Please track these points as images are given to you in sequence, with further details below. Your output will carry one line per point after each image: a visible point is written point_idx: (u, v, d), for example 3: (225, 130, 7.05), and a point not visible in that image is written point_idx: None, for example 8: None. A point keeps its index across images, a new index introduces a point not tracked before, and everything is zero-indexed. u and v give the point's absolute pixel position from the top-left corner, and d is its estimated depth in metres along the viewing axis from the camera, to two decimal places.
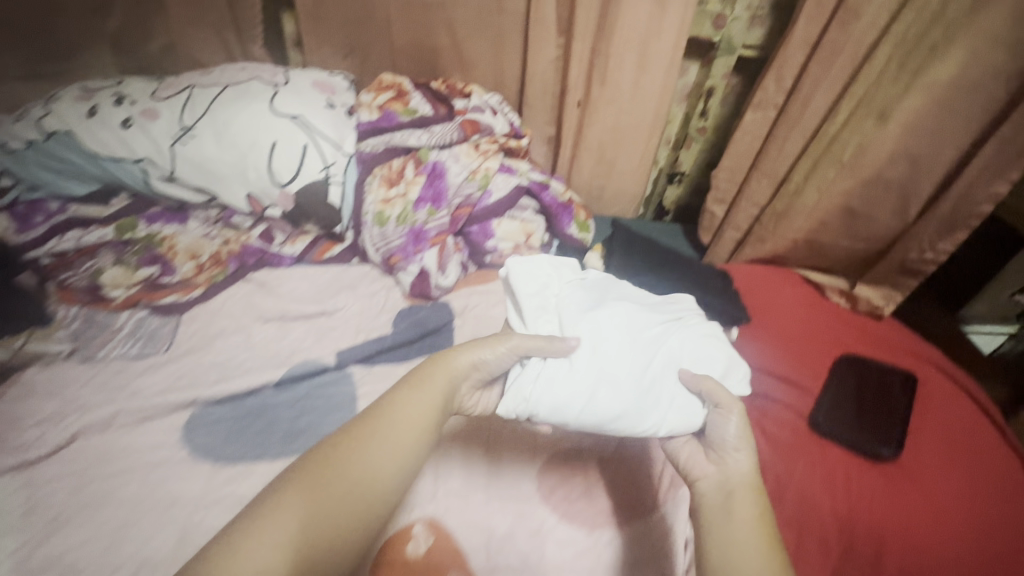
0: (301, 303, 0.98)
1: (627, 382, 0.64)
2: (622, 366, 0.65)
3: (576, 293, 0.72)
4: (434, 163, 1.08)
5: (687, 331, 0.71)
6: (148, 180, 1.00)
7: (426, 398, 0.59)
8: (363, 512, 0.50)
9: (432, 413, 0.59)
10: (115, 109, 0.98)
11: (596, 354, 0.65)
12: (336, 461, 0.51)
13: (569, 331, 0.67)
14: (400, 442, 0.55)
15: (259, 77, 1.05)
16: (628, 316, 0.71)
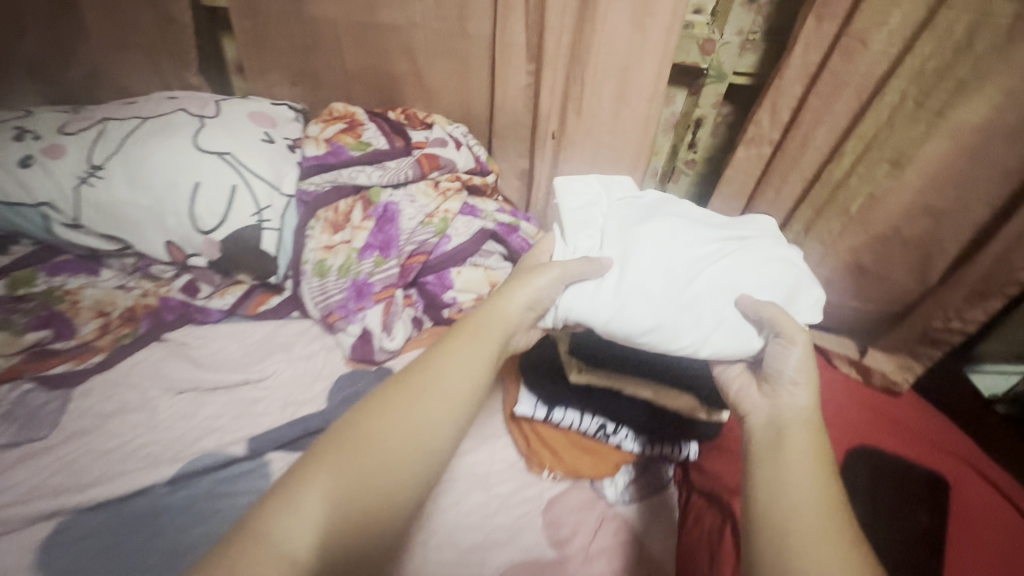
0: (223, 370, 0.84)
1: (662, 295, 0.59)
2: (661, 280, 0.60)
3: (625, 208, 0.69)
4: (385, 206, 0.97)
5: (750, 252, 0.63)
6: (51, 226, 0.87)
7: (477, 348, 0.55)
8: (417, 466, 0.45)
9: (484, 362, 0.54)
10: (13, 145, 0.86)
11: (635, 267, 0.60)
12: (384, 423, 0.46)
13: (610, 246, 0.63)
14: (452, 393, 0.50)
15: (185, 109, 0.93)
16: (678, 231, 0.65)
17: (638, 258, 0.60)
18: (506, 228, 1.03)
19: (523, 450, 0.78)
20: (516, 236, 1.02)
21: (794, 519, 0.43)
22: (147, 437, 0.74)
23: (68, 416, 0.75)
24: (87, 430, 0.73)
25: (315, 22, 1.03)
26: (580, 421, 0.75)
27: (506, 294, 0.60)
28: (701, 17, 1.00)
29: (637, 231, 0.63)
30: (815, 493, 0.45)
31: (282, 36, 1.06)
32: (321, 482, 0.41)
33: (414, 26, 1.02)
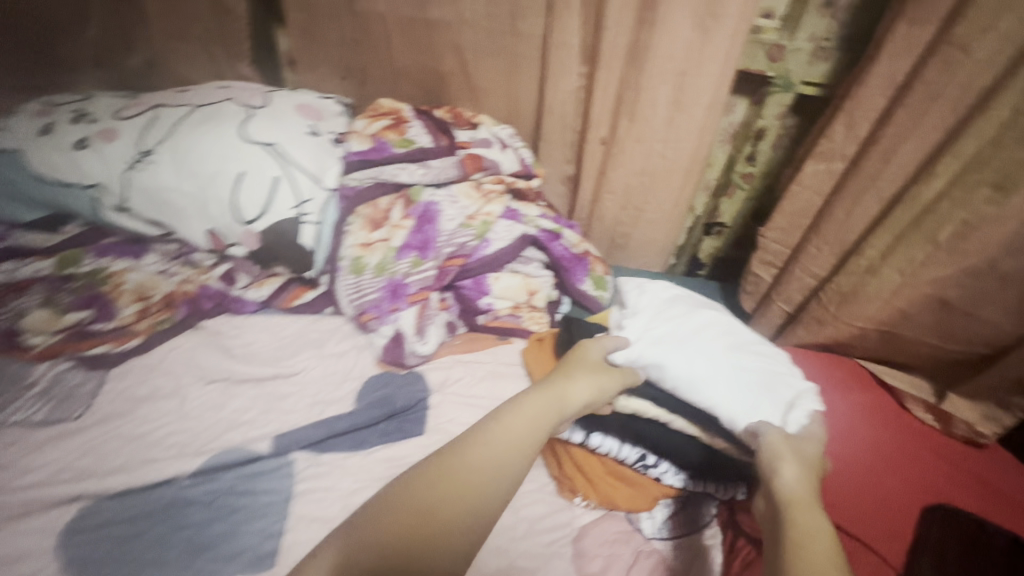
0: (255, 363, 0.83)
1: (705, 379, 0.67)
2: (705, 369, 0.68)
3: (682, 307, 0.77)
4: (425, 205, 0.94)
5: (771, 360, 0.71)
6: (99, 208, 0.88)
7: (542, 406, 0.63)
8: (469, 510, 0.53)
9: (545, 423, 0.62)
10: (71, 127, 0.88)
11: (684, 354, 0.70)
12: (465, 456, 0.56)
13: (663, 334, 0.73)
14: (511, 449, 0.58)
15: (234, 99, 0.93)
16: (720, 331, 0.74)
17: (687, 352, 0.70)
18: (548, 235, 1.00)
19: (556, 473, 0.73)
20: (557, 244, 1.00)
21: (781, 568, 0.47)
22: (174, 426, 0.72)
23: (100, 398, 0.74)
24: (116, 414, 0.73)
25: (369, 16, 1.01)
26: (619, 450, 0.71)
27: (577, 366, 0.70)
28: (770, 21, 0.95)
29: (689, 328, 0.74)
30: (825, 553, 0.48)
31: (334, 29, 1.04)
32: (391, 510, 0.51)
33: (466, 24, 0.99)
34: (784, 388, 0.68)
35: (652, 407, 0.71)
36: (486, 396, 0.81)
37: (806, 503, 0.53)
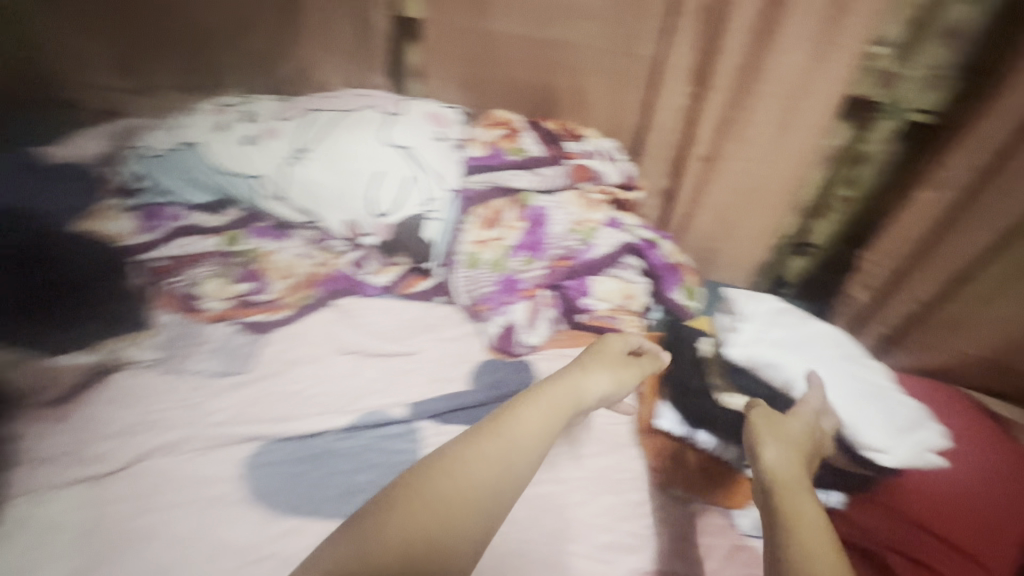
0: (381, 340, 0.94)
1: (813, 383, 0.83)
2: (811, 375, 0.83)
3: (786, 320, 0.91)
4: (536, 209, 1.02)
5: (866, 371, 0.86)
6: (257, 196, 1.00)
7: (558, 400, 0.72)
8: (484, 503, 0.59)
9: (559, 415, 0.71)
10: (242, 126, 1.02)
11: (794, 362, 0.85)
12: (476, 452, 0.62)
13: (773, 343, 0.88)
14: (524, 445, 0.65)
15: (375, 106, 1.05)
16: (821, 343, 0.88)
17: (794, 360, 0.85)
18: (647, 244, 1.05)
19: (655, 467, 0.78)
20: (654, 253, 1.05)
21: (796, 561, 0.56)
22: (318, 389, 0.83)
23: (260, 356, 0.87)
24: (272, 375, 0.84)
25: (495, 37, 1.10)
26: (721, 448, 0.79)
27: (597, 359, 0.81)
28: (883, 50, 0.90)
29: (792, 340, 0.88)
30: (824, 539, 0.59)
31: (461, 47, 1.14)
32: (410, 501, 0.56)
33: (582, 45, 1.07)
34: (877, 394, 0.83)
35: None
36: None
37: (794, 486, 0.65)
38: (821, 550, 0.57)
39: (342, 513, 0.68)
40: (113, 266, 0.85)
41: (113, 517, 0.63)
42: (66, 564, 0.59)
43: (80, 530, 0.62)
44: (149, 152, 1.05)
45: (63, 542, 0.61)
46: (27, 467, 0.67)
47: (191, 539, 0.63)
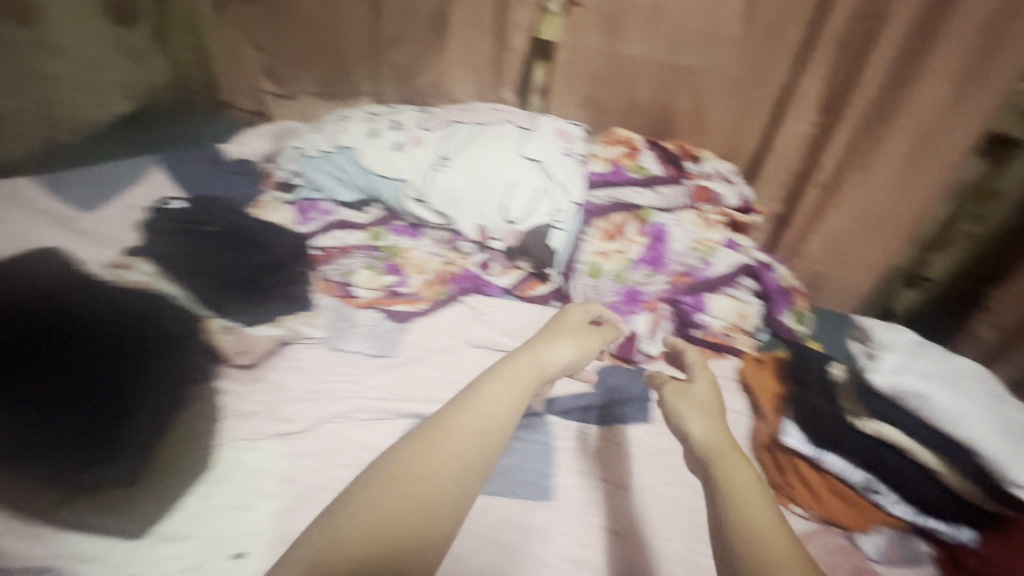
0: (507, 337, 1.01)
1: (968, 419, 0.77)
2: (966, 411, 0.78)
3: (932, 358, 0.88)
4: (657, 226, 1.07)
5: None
6: (402, 198, 1.11)
7: (522, 375, 0.76)
8: (457, 478, 0.61)
9: (526, 386, 0.75)
10: (392, 134, 1.13)
11: (945, 395, 0.80)
12: (448, 433, 0.64)
13: (921, 374, 0.84)
14: (487, 424, 0.67)
15: (510, 121, 1.13)
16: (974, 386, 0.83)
17: (946, 393, 0.80)
18: (762, 266, 1.08)
19: (774, 480, 0.80)
20: (769, 275, 1.08)
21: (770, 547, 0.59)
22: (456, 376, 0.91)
23: (406, 340, 0.96)
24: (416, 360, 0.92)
25: (624, 58, 1.15)
26: (850, 472, 0.77)
27: (561, 333, 0.87)
28: None
29: (942, 377, 0.84)
30: (780, 528, 0.62)
31: (589, 67, 1.19)
32: (392, 485, 0.58)
33: (712, 70, 1.11)
34: None
35: (898, 435, 0.78)
36: None
37: (726, 450, 0.74)
38: (758, 506, 0.64)
39: (491, 492, 0.74)
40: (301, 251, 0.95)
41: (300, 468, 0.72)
42: (270, 504, 0.68)
43: (278, 477, 0.71)
44: (307, 152, 1.18)
45: (260, 488, 0.69)
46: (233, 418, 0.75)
47: None
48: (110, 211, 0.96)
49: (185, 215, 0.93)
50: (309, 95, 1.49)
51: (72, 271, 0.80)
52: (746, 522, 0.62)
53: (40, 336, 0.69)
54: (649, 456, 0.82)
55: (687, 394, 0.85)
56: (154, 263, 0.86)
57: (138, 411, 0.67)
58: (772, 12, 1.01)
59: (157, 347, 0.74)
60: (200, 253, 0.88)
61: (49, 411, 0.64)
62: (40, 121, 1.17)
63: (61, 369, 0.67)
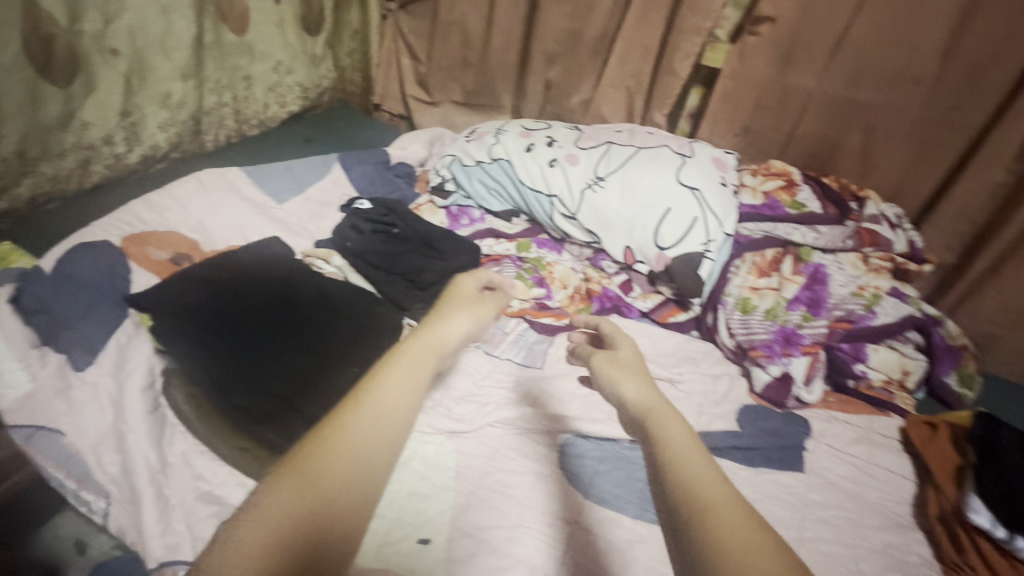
0: (651, 363, 1.01)
1: None
2: None
3: None
4: (816, 266, 1.02)
5: None
6: (553, 213, 1.14)
7: (418, 352, 0.51)
8: (354, 505, 0.40)
9: (428, 368, 0.50)
10: (546, 149, 1.17)
11: None
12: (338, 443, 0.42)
13: None
14: (388, 418, 0.45)
15: (668, 146, 1.13)
16: None
17: None
18: (931, 320, 1.02)
19: (951, 559, 0.75)
20: (937, 332, 1.01)
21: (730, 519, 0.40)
22: None
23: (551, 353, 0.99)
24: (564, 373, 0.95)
25: (791, 89, 1.12)
26: None
27: (449, 305, 0.60)
28: None
29: None
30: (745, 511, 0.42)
31: (751, 96, 1.16)
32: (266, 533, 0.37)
33: (892, 107, 1.06)
34: None
35: None
36: (862, 457, 0.88)
37: (659, 404, 0.52)
38: (692, 453, 0.46)
39: (649, 520, 0.73)
40: (476, 253, 0.96)
41: (468, 464, 0.76)
42: (448, 497, 0.72)
43: (451, 472, 0.75)
44: (461, 160, 1.24)
45: (437, 479, 0.74)
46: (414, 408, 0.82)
47: (530, 504, 0.72)
48: (297, 204, 1.08)
49: (372, 216, 1.00)
50: (452, 103, 1.58)
51: (293, 262, 0.86)
52: (680, 472, 0.44)
53: (280, 325, 0.76)
54: (802, 506, 0.80)
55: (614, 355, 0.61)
56: (346, 257, 0.95)
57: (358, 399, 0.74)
58: (975, 51, 0.95)
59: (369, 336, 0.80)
60: (385, 251, 0.94)
61: (297, 392, 0.71)
62: (234, 115, 1.32)
63: (290, 359, 0.73)
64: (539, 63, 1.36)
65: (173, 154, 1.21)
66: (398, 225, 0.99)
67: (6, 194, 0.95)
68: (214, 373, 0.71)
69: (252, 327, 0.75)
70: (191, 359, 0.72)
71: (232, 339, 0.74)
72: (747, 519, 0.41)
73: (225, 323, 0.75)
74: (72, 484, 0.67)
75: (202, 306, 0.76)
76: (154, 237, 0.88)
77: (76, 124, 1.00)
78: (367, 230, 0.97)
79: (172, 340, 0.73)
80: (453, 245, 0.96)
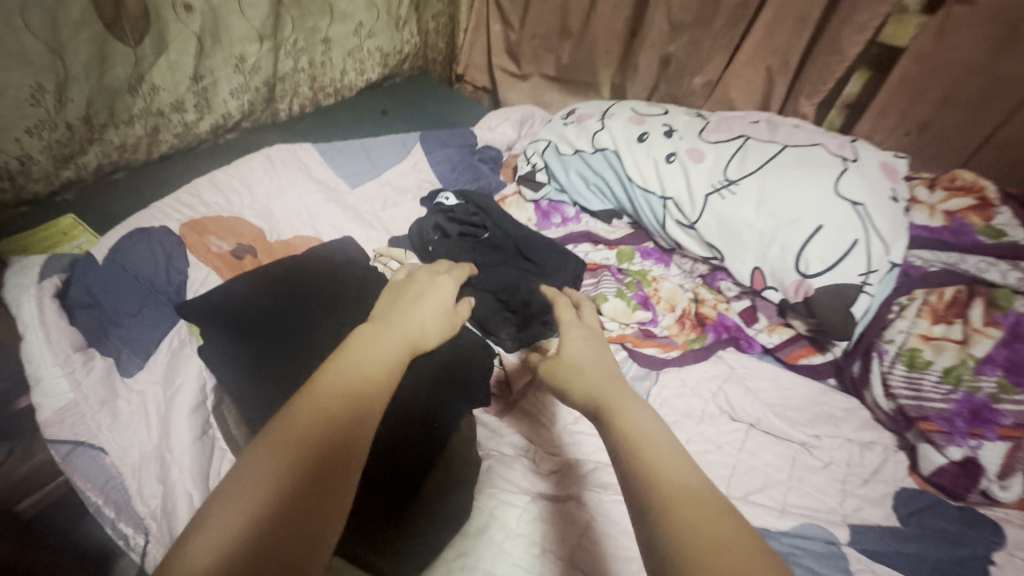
0: (780, 419, 0.82)
1: None
2: None
3: None
4: (1020, 317, 0.76)
5: None
6: (665, 219, 0.95)
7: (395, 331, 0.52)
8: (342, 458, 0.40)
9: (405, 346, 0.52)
10: (664, 140, 0.97)
11: None
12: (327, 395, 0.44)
13: None
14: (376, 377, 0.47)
15: (824, 145, 0.90)
16: None
17: None
18: None
19: None
20: None
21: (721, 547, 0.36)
22: (715, 457, 0.76)
23: (653, 391, 0.83)
24: (669, 422, 0.80)
25: (1004, 80, 0.85)
26: None
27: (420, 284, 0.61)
28: None
29: None
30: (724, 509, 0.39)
31: (940, 86, 0.90)
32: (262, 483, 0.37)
33: None
34: None
35: None
36: None
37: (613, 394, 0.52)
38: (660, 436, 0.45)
39: None
40: (576, 277, 0.85)
41: (556, 542, 0.60)
42: None
43: (534, 549, 0.59)
44: (558, 147, 1.06)
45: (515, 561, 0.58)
46: (493, 458, 0.68)
47: None
48: (372, 189, 0.95)
49: (458, 215, 0.88)
50: (543, 78, 1.40)
51: (366, 273, 0.74)
52: (647, 458, 0.43)
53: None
54: None
55: (581, 333, 0.63)
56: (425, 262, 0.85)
57: (436, 462, 0.61)
58: None
59: (457, 379, 0.66)
60: (473, 260, 0.83)
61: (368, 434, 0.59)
62: (309, 81, 1.20)
63: None
64: (657, 33, 1.14)
65: (243, 123, 1.12)
66: (487, 229, 0.88)
67: (72, 163, 0.88)
68: (268, 411, 0.59)
69: (313, 356, 0.62)
70: (246, 391, 0.60)
71: (289, 370, 0.61)
72: (702, 514, 0.38)
73: (283, 348, 0.62)
74: (110, 512, 0.59)
75: (258, 325, 0.64)
76: (215, 223, 0.78)
77: (146, 88, 0.91)
78: (452, 232, 0.86)
79: (224, 367, 0.62)
80: (552, 262, 0.85)
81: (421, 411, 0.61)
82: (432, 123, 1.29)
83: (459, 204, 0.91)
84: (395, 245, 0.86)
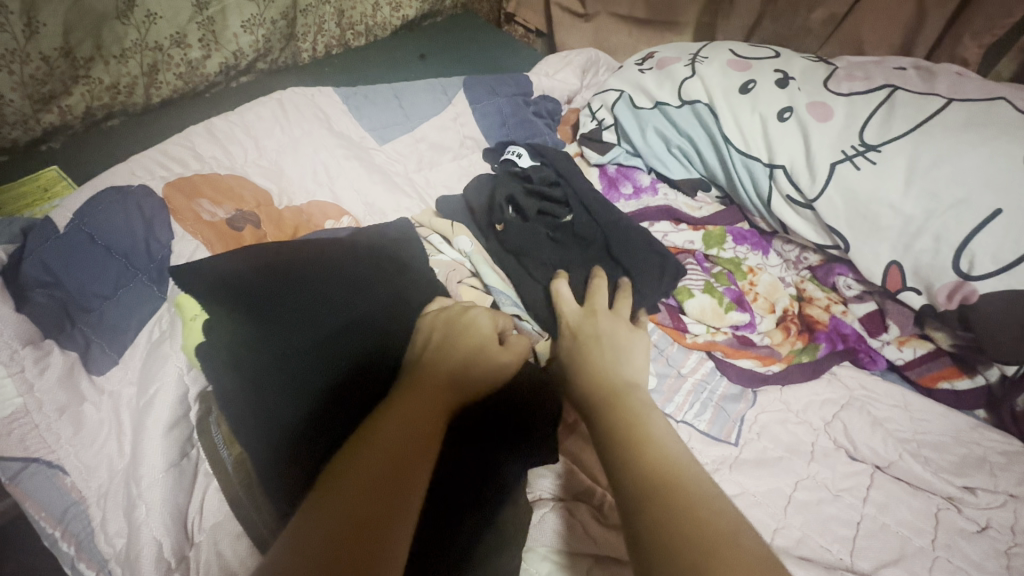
0: (919, 462, 0.63)
1: None
2: None
3: None
4: None
5: None
6: (771, 193, 0.74)
7: (456, 343, 0.47)
8: (410, 461, 0.37)
9: (462, 361, 0.46)
10: (774, 91, 0.75)
11: None
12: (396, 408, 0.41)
13: None
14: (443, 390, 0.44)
15: (1007, 99, 0.66)
16: None
17: None
18: None
19: None
20: None
21: (665, 474, 0.38)
22: (833, 511, 0.58)
23: (748, 417, 0.66)
24: (771, 458, 0.62)
25: None
26: None
27: (454, 318, 0.50)
28: None
29: None
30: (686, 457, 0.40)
31: None
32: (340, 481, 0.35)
33: None
34: None
35: None
36: None
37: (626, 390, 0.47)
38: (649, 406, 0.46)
39: None
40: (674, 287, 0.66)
41: None
42: None
43: None
44: (632, 99, 0.86)
45: None
46: (551, 504, 0.53)
47: None
48: (406, 145, 0.78)
49: (537, 185, 0.73)
50: (613, 17, 1.16)
51: (414, 271, 0.59)
52: (618, 415, 0.45)
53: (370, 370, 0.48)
54: None
55: (589, 322, 0.55)
56: (479, 238, 0.70)
57: (484, 525, 0.46)
58: None
59: (523, 424, 0.49)
60: (545, 249, 0.67)
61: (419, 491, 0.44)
62: (335, 15, 1.02)
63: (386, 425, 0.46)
64: None
65: (260, 64, 0.95)
66: (571, 209, 0.72)
67: (55, 105, 0.74)
68: (263, 442, 0.45)
69: (343, 378, 0.48)
70: (240, 410, 0.47)
71: (301, 391, 0.46)
72: (678, 489, 0.37)
73: (302, 360, 0.48)
74: (69, 546, 0.46)
75: (280, 328, 0.49)
76: (210, 184, 0.63)
77: (140, 14, 0.75)
78: (530, 210, 0.70)
79: (221, 377, 0.48)
80: (637, 259, 0.66)
81: (473, 451, 0.47)
82: (474, 70, 1.09)
83: (536, 166, 0.76)
84: (443, 209, 0.72)
